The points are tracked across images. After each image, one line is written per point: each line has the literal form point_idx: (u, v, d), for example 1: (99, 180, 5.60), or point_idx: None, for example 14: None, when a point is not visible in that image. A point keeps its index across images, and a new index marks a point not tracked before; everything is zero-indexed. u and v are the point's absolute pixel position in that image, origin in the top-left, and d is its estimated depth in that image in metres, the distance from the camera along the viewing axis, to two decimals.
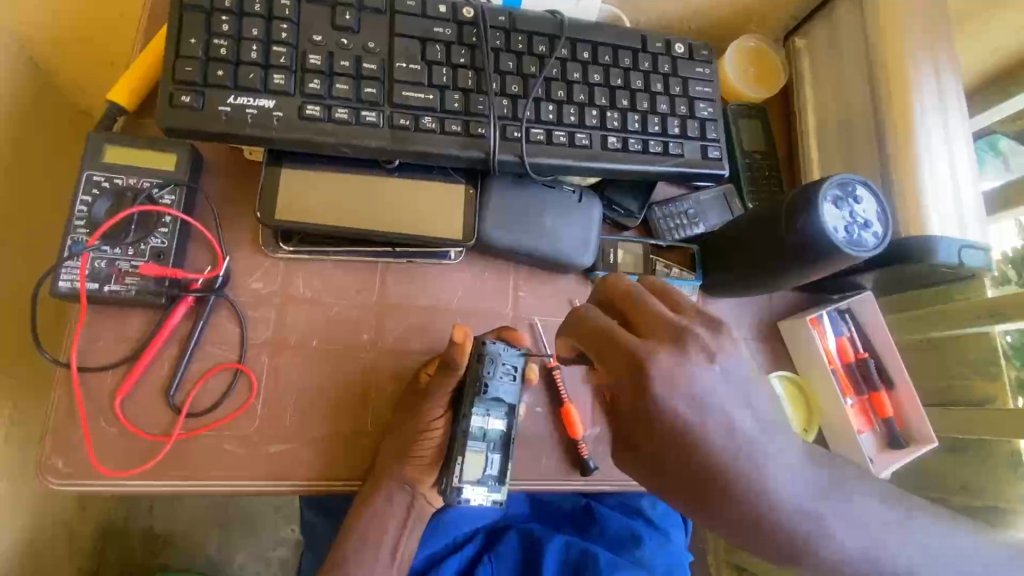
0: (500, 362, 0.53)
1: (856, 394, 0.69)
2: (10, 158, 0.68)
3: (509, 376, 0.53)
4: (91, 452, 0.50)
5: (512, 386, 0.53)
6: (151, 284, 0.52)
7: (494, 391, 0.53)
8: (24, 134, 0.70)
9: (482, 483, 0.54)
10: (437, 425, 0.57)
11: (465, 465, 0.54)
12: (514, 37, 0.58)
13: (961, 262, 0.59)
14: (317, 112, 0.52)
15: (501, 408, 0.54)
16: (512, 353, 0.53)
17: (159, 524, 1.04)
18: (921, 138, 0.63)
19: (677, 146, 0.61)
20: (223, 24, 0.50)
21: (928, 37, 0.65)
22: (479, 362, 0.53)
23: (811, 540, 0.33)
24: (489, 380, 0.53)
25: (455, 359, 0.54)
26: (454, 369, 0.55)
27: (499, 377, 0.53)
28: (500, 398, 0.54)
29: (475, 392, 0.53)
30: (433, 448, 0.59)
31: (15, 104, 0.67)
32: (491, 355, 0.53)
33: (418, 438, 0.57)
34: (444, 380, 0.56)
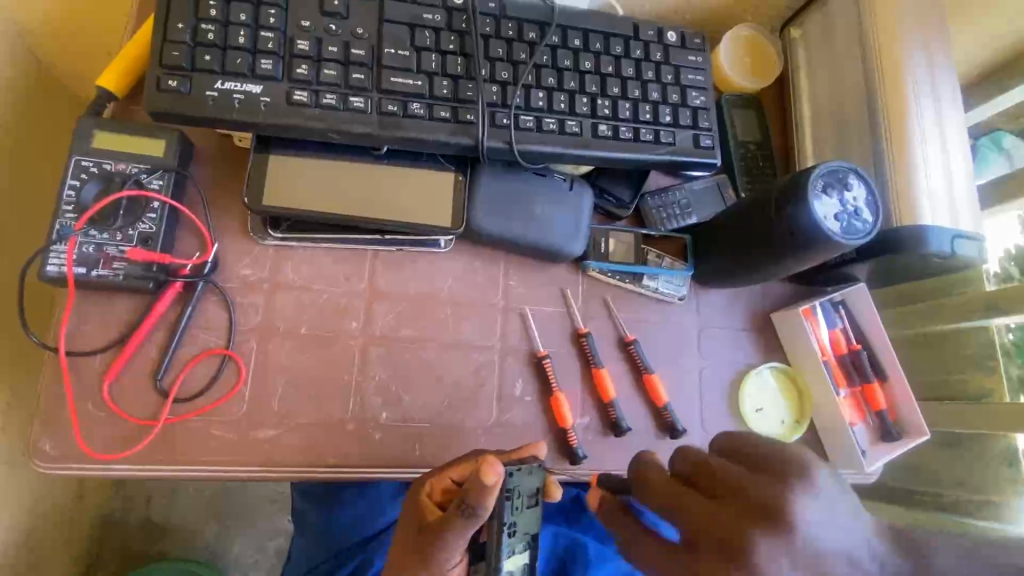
0: (516, 491, 0.49)
1: (849, 386, 0.68)
2: (7, 146, 0.68)
3: (529, 502, 0.50)
4: (79, 435, 0.50)
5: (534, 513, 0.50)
6: (139, 269, 0.52)
7: (519, 526, 0.49)
8: (20, 122, 0.70)
9: None
10: (456, 565, 0.50)
11: None
12: (504, 23, 0.58)
13: (953, 252, 0.59)
14: (305, 97, 0.52)
15: (523, 543, 0.50)
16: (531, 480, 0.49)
17: (157, 515, 1.05)
18: (914, 128, 0.62)
19: (668, 134, 0.60)
20: (210, 9, 0.50)
21: (923, 26, 0.65)
22: (501, 501, 0.48)
23: None
24: (512, 515, 0.48)
25: (480, 503, 0.45)
26: (480, 516, 0.45)
27: (515, 509, 0.49)
28: (524, 530, 0.49)
29: (499, 535, 0.48)
30: None
31: (11, 92, 0.68)
32: (514, 488, 0.48)
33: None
34: (464, 527, 0.46)
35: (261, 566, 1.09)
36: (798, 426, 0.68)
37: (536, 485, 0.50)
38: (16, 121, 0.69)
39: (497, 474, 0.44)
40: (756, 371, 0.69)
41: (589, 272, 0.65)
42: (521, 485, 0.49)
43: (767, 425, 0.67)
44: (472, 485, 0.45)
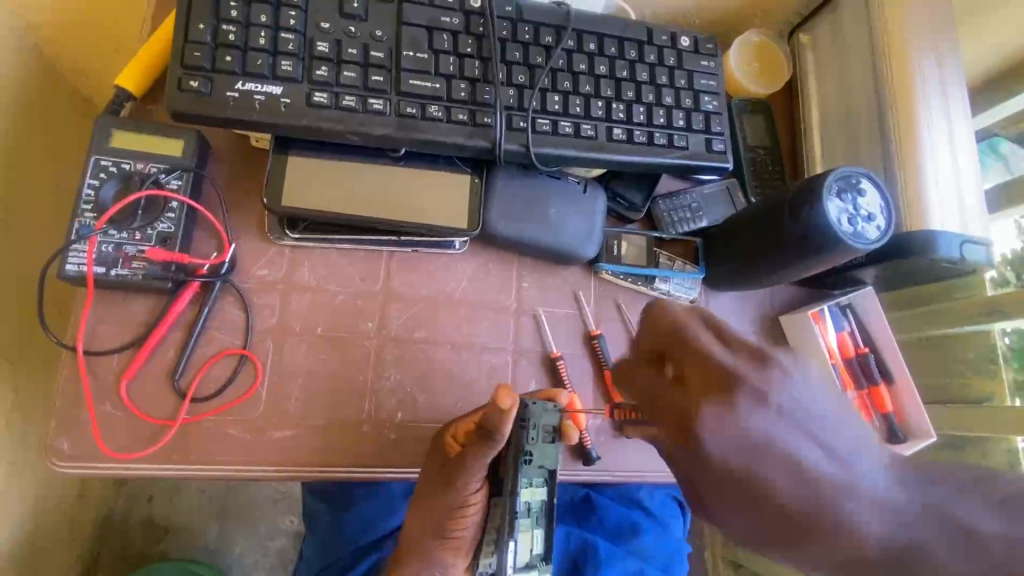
0: (535, 425, 0.48)
1: (856, 389, 0.69)
2: (13, 144, 0.68)
3: (551, 437, 0.49)
4: (96, 434, 0.50)
5: (556, 447, 0.49)
6: (157, 269, 0.52)
7: (536, 457, 0.48)
8: (27, 120, 0.70)
9: (529, 565, 0.48)
10: (478, 496, 0.52)
11: (515, 547, 0.47)
12: (521, 27, 0.58)
13: (961, 257, 0.60)
14: (325, 99, 0.52)
15: (540, 475, 0.49)
16: (553, 414, 0.49)
17: (160, 515, 1.05)
18: (924, 134, 0.63)
19: (682, 138, 0.61)
20: (231, 10, 0.51)
21: (932, 33, 0.66)
22: (520, 430, 0.48)
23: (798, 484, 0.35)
24: (533, 447, 0.48)
25: (500, 425, 0.46)
26: (497, 439, 0.47)
27: (531, 437, 0.48)
28: (539, 463, 0.48)
29: (516, 464, 0.47)
30: (470, 522, 0.53)
31: (18, 89, 0.67)
32: (531, 418, 0.48)
33: (456, 508, 0.52)
34: (484, 451, 0.48)
35: (263, 565, 1.09)
36: None
37: (555, 420, 0.49)
38: (23, 119, 0.69)
39: (513, 398, 0.45)
40: None
41: (601, 274, 0.65)
42: (541, 413, 0.48)
43: None
44: (490, 406, 0.46)
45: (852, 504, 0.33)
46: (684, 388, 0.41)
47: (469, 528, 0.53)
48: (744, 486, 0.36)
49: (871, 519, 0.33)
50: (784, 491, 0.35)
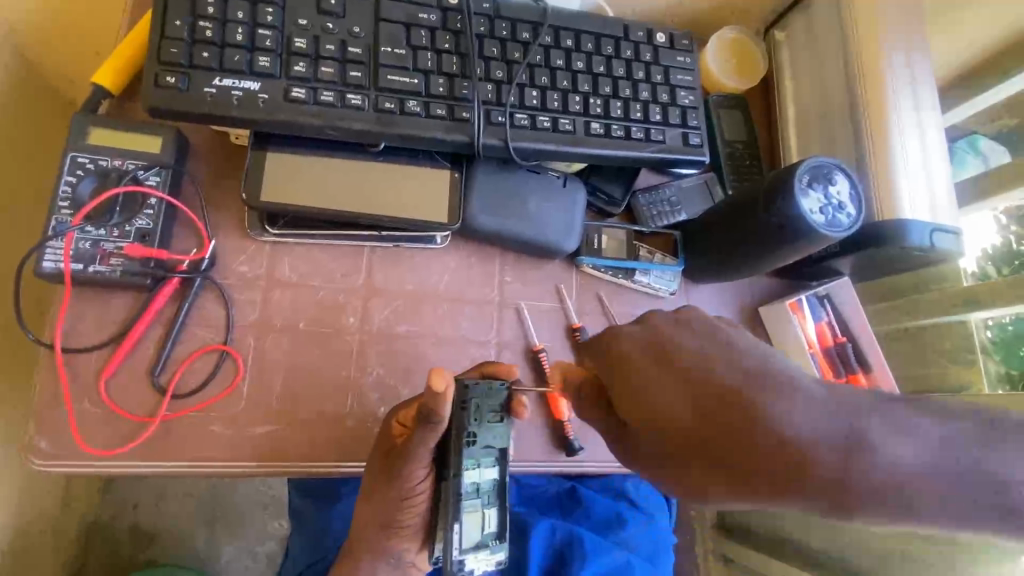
0: (478, 404, 0.49)
1: (836, 376, 0.70)
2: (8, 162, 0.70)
3: (497, 417, 0.49)
4: (76, 432, 0.50)
5: (501, 427, 0.49)
6: (136, 265, 0.52)
7: (483, 438, 0.48)
8: (19, 138, 0.71)
9: (482, 546, 0.48)
10: (422, 485, 0.52)
11: (463, 529, 0.47)
12: (498, 23, 0.59)
13: (933, 244, 0.61)
14: (303, 95, 0.52)
15: (488, 455, 0.49)
16: (496, 393, 0.50)
17: (146, 521, 1.04)
18: (894, 126, 0.64)
19: (658, 132, 0.62)
20: (208, 7, 0.51)
21: (899, 29, 0.68)
22: (462, 412, 0.48)
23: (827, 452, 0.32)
24: (477, 429, 0.48)
25: (437, 410, 0.46)
26: (436, 423, 0.47)
27: (477, 416, 0.49)
28: (486, 442, 0.49)
29: (460, 444, 0.48)
30: (419, 507, 0.54)
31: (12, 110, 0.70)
32: (473, 399, 0.49)
33: (403, 498, 0.52)
34: (426, 435, 0.48)
35: (252, 571, 1.08)
36: None
37: (500, 398, 0.50)
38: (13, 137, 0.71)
39: (448, 380, 0.45)
40: None
41: (583, 267, 0.66)
42: (485, 390, 0.49)
43: None
44: (426, 393, 0.46)
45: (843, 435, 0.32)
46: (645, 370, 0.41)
47: (414, 513, 0.54)
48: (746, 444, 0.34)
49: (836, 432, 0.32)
50: (775, 435, 0.33)
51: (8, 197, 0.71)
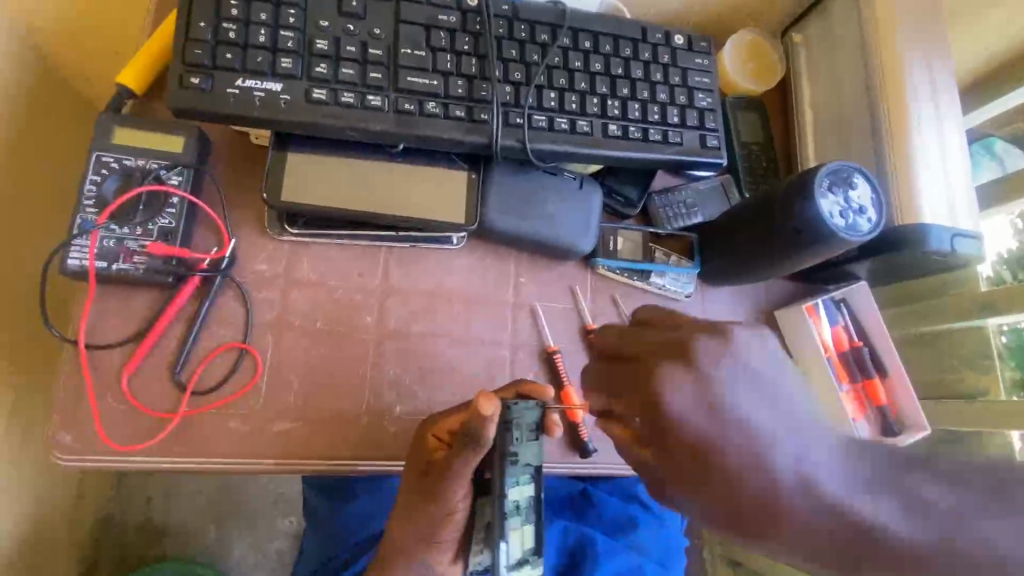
0: (517, 423, 0.49)
1: (851, 381, 0.70)
2: (26, 154, 0.71)
3: (533, 435, 0.50)
4: (99, 427, 0.50)
5: (539, 445, 0.50)
6: (158, 263, 0.52)
7: (523, 457, 0.49)
8: (35, 130, 0.72)
9: (524, 562, 0.48)
10: (462, 503, 0.52)
11: (508, 547, 0.48)
12: (517, 25, 0.59)
13: (953, 250, 0.61)
14: (324, 96, 0.53)
15: (526, 474, 0.49)
16: (533, 411, 0.50)
17: (158, 516, 1.05)
18: (913, 129, 0.64)
19: (676, 134, 0.62)
20: (231, 8, 0.51)
21: (919, 32, 0.67)
22: (502, 434, 0.49)
23: (790, 499, 0.34)
24: (516, 447, 0.49)
25: (483, 432, 0.47)
26: (480, 447, 0.48)
27: (515, 435, 0.49)
28: (526, 461, 0.49)
29: (502, 464, 0.48)
30: (458, 524, 0.54)
31: (27, 102, 0.70)
32: (514, 418, 0.49)
33: (445, 515, 0.53)
34: (470, 456, 0.49)
35: (261, 567, 1.09)
36: None
37: (536, 416, 0.50)
38: (29, 130, 0.71)
39: (495, 403, 0.46)
40: None
41: (598, 269, 0.66)
42: (524, 410, 0.50)
43: None
44: (470, 415, 0.47)
45: (813, 476, 0.34)
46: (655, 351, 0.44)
47: (453, 530, 0.54)
48: (722, 480, 0.37)
49: (818, 484, 0.34)
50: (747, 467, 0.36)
51: (25, 191, 0.71)
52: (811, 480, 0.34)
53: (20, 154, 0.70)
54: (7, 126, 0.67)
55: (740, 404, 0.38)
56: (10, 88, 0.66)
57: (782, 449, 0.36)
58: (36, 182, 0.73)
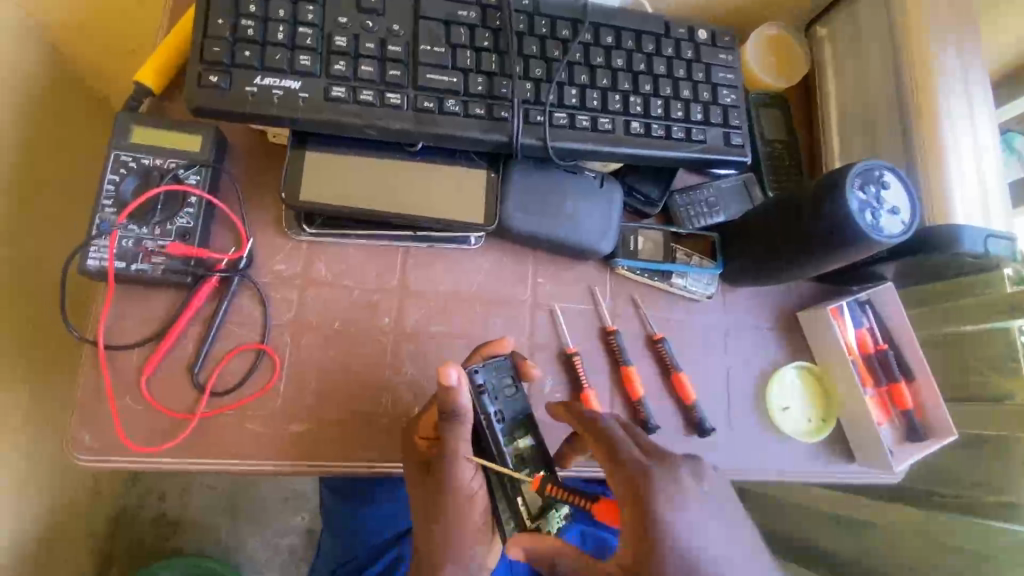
0: (491, 386, 0.52)
1: (875, 385, 0.68)
2: (46, 151, 0.71)
3: (512, 390, 0.53)
4: (118, 428, 0.50)
5: (520, 398, 0.53)
6: (177, 263, 0.52)
7: (506, 412, 0.52)
8: (51, 128, 0.72)
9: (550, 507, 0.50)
10: (476, 483, 0.51)
11: (526, 498, 0.50)
12: (538, 21, 0.58)
13: (986, 252, 0.59)
14: (343, 94, 0.52)
15: (519, 427, 0.52)
16: (501, 371, 0.53)
17: (173, 511, 1.05)
18: (945, 127, 0.62)
19: (700, 132, 0.60)
20: (250, 5, 0.51)
21: (951, 25, 0.65)
22: (479, 398, 0.52)
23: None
24: (497, 408, 0.52)
25: (456, 400, 0.49)
26: (461, 415, 0.49)
27: (493, 391, 0.52)
28: (512, 416, 0.52)
29: (489, 424, 0.51)
30: (482, 512, 0.52)
31: (43, 99, 0.70)
32: (487, 384, 0.53)
33: (463, 504, 0.51)
34: (456, 429, 0.50)
35: (274, 562, 1.09)
36: (824, 424, 0.68)
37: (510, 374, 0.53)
38: (46, 128, 0.71)
39: (456, 371, 0.47)
40: (782, 369, 0.69)
41: (617, 269, 0.65)
42: (495, 370, 0.53)
43: (793, 423, 0.67)
44: (438, 389, 0.48)
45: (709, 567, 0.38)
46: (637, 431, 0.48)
47: (482, 516, 0.53)
48: (639, 535, 0.39)
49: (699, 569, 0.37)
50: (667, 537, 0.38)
51: (44, 189, 0.72)
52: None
53: (36, 153, 0.70)
54: (21, 126, 0.67)
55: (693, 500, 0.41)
56: (23, 84, 0.66)
57: (704, 539, 0.39)
58: (52, 180, 0.73)
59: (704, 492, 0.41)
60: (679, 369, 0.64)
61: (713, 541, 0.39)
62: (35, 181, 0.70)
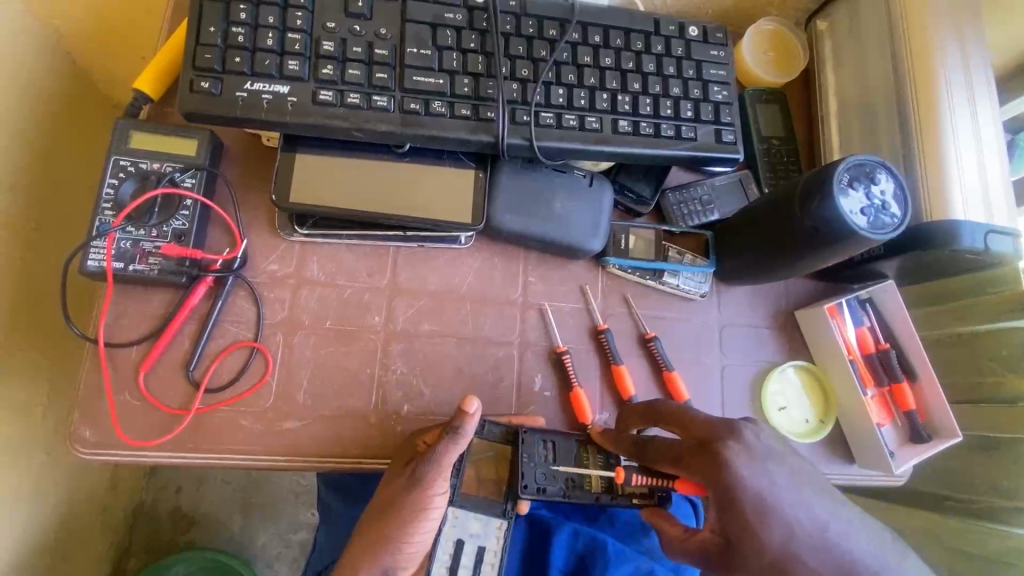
0: (541, 476, 0.56)
1: (876, 386, 0.67)
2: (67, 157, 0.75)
3: (548, 453, 0.57)
4: (116, 423, 0.52)
5: (557, 448, 0.57)
6: (172, 264, 0.54)
7: (564, 468, 0.57)
8: (73, 135, 0.75)
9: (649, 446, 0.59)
10: (440, 497, 0.54)
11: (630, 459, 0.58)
12: (525, 21, 0.58)
13: (986, 248, 0.57)
14: (330, 97, 0.53)
15: (575, 456, 0.58)
16: (528, 454, 0.56)
17: (186, 505, 1.08)
18: (946, 120, 0.61)
19: (690, 129, 0.60)
20: (240, 13, 0.52)
21: (952, 16, 0.63)
22: (547, 492, 0.56)
23: (771, 526, 0.43)
24: (559, 479, 0.56)
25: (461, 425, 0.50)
26: (459, 439, 0.51)
27: (545, 477, 0.56)
28: (565, 458, 0.57)
29: (571, 490, 0.56)
30: (429, 523, 0.55)
31: (63, 108, 0.73)
32: (536, 480, 0.56)
33: (419, 510, 0.54)
34: (450, 446, 0.51)
35: (285, 557, 1.11)
36: (824, 425, 0.67)
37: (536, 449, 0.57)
38: (68, 135, 0.74)
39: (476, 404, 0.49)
40: (780, 368, 0.68)
41: (609, 268, 0.65)
42: (530, 452, 0.56)
43: (790, 423, 0.66)
44: (455, 412, 0.50)
45: (782, 509, 0.44)
46: (678, 422, 0.52)
47: (429, 524, 0.55)
48: (727, 507, 0.45)
49: (781, 512, 0.43)
50: (748, 498, 0.44)
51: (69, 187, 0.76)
52: (795, 520, 0.43)
53: (52, 159, 0.72)
54: (41, 133, 0.70)
55: (751, 459, 0.45)
56: (42, 94, 0.69)
57: (776, 494, 0.44)
58: (75, 184, 0.77)
59: (768, 449, 0.46)
60: (672, 369, 0.64)
61: (785, 485, 0.44)
62: (60, 187, 0.74)
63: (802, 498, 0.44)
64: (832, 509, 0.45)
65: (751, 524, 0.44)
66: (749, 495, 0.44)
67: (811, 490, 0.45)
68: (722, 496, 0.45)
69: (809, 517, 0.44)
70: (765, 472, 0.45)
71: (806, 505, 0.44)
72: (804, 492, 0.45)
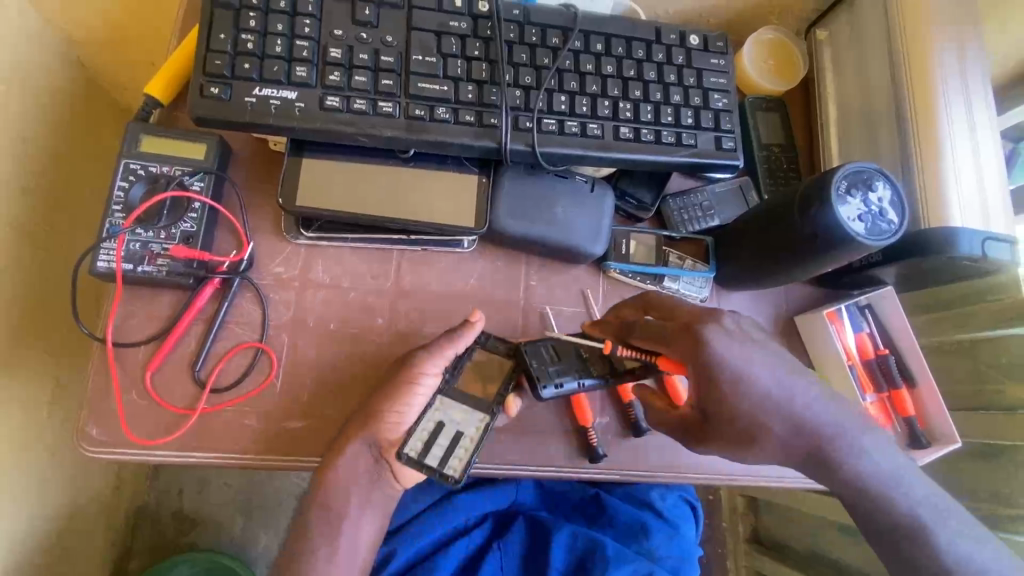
0: (553, 371, 0.56)
1: (876, 392, 0.67)
2: (78, 162, 0.76)
3: (553, 355, 0.57)
4: (124, 421, 0.53)
5: (559, 352, 0.57)
6: (180, 265, 0.55)
7: (572, 364, 0.57)
8: (83, 140, 0.76)
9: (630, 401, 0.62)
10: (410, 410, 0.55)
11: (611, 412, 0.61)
12: (528, 30, 0.59)
13: (983, 254, 0.58)
14: (337, 103, 0.54)
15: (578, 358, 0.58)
16: (535, 366, 0.56)
17: (188, 507, 1.09)
18: (944, 129, 0.61)
19: (690, 136, 0.61)
20: (250, 20, 0.53)
21: (949, 26, 0.64)
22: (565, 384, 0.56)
23: (745, 399, 0.48)
24: (570, 374, 0.56)
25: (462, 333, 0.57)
26: (455, 346, 0.56)
27: (557, 371, 0.56)
28: (568, 353, 0.57)
29: (585, 377, 0.56)
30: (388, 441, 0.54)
31: (74, 114, 0.74)
32: (550, 373, 0.56)
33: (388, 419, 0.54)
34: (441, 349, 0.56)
35: None
36: None
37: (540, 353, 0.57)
38: (79, 140, 0.76)
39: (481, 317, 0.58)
40: None
41: (610, 272, 0.66)
42: (536, 354, 0.56)
43: None
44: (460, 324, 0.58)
45: (755, 385, 0.48)
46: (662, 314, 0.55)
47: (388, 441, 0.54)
48: (705, 383, 0.49)
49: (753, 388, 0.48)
50: (723, 376, 0.48)
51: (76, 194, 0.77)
52: (765, 393, 0.48)
53: (63, 164, 0.73)
54: (53, 138, 0.71)
55: (729, 340, 0.49)
56: (54, 101, 0.71)
57: (750, 372, 0.48)
58: (85, 188, 0.78)
59: (745, 330, 0.50)
60: None
61: (761, 360, 0.49)
62: (70, 191, 0.75)
63: (773, 374, 0.49)
64: (801, 385, 0.50)
65: (727, 399, 0.49)
66: (724, 372, 0.48)
67: (783, 367, 0.50)
68: (701, 374, 0.49)
69: (779, 393, 0.49)
70: (742, 353, 0.49)
71: (777, 380, 0.49)
72: (777, 371, 0.49)
